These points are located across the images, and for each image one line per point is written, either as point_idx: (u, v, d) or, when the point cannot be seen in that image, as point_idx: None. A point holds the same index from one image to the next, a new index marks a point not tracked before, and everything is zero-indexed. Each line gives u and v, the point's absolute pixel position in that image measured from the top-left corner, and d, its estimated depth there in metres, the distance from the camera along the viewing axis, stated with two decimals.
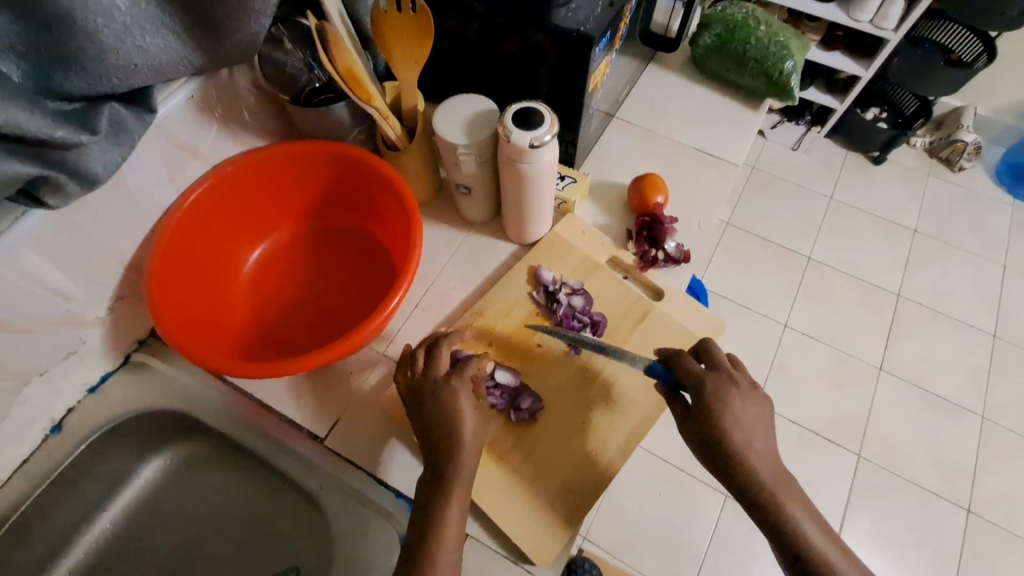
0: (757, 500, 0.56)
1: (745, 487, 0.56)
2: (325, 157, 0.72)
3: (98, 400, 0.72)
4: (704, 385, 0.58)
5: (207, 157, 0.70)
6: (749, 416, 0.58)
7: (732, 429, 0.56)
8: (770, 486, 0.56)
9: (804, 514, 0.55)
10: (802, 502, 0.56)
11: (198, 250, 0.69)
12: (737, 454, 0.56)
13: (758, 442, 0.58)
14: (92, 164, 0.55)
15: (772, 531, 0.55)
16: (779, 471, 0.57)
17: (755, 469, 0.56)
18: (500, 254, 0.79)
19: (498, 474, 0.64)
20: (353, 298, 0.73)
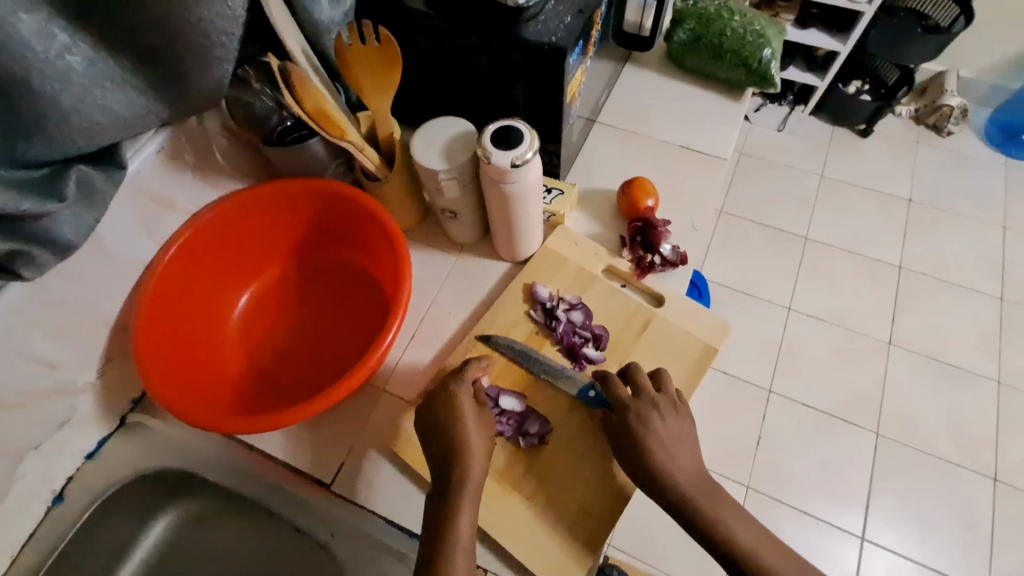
0: (684, 511, 0.58)
1: (669, 499, 0.58)
2: (304, 194, 0.70)
3: (98, 465, 0.69)
4: (624, 401, 0.62)
5: (184, 207, 0.68)
6: (668, 429, 0.60)
7: (654, 441, 0.59)
8: (694, 497, 0.57)
9: (733, 522, 0.57)
10: (734, 511, 0.57)
11: (184, 304, 0.67)
12: (654, 469, 0.58)
13: (681, 453, 0.60)
14: (65, 230, 0.53)
15: (705, 541, 0.57)
16: (703, 481, 0.59)
17: (676, 481, 0.58)
18: (493, 274, 0.77)
19: (514, 505, 0.62)
20: (347, 334, 0.71)
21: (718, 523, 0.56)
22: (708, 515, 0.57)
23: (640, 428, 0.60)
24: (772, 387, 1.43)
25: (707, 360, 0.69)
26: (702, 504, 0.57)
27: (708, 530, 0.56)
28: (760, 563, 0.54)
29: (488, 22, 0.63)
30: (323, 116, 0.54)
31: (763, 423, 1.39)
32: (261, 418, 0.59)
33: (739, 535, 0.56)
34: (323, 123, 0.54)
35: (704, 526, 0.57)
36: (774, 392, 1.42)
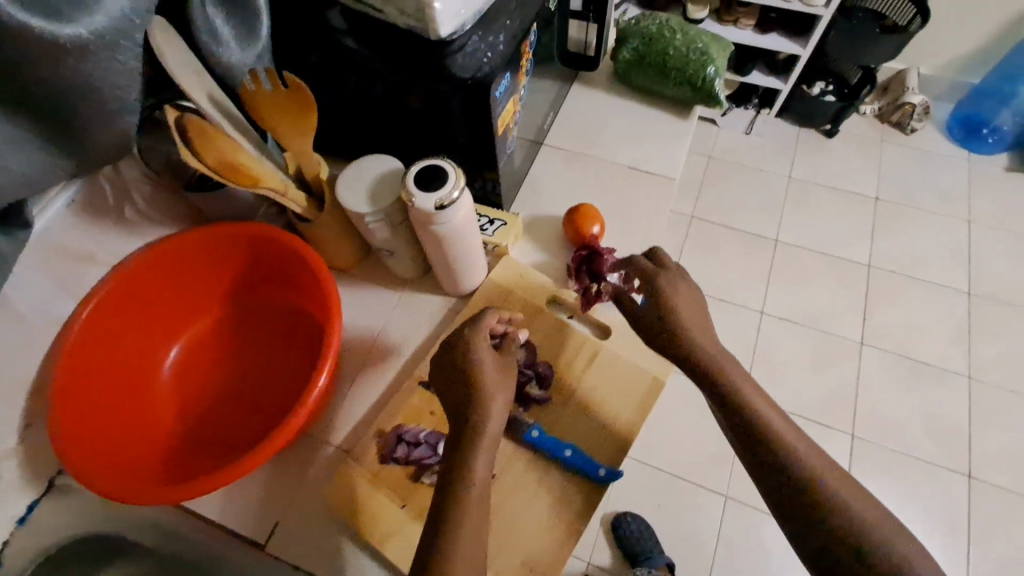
0: (724, 409, 0.55)
1: (718, 397, 0.56)
2: (228, 238, 0.67)
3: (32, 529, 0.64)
4: (654, 297, 0.59)
5: (105, 259, 0.65)
6: (705, 330, 0.58)
7: (694, 340, 0.57)
8: (744, 394, 0.55)
9: (775, 419, 0.54)
10: (774, 412, 0.54)
11: (106, 365, 0.63)
12: (697, 363, 0.57)
13: (715, 350, 0.57)
14: None
15: (743, 444, 0.54)
16: (755, 385, 0.56)
17: (720, 380, 0.55)
18: (438, 310, 0.75)
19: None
20: (285, 378, 0.68)
21: (762, 429, 0.53)
22: (755, 417, 0.54)
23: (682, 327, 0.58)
24: None
25: (654, 396, 0.67)
26: (747, 406, 0.54)
27: (754, 432, 0.53)
28: (800, 460, 0.52)
29: (410, 57, 0.61)
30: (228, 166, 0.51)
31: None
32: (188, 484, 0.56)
33: (788, 434, 0.53)
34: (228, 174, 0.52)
35: (744, 429, 0.54)
36: None
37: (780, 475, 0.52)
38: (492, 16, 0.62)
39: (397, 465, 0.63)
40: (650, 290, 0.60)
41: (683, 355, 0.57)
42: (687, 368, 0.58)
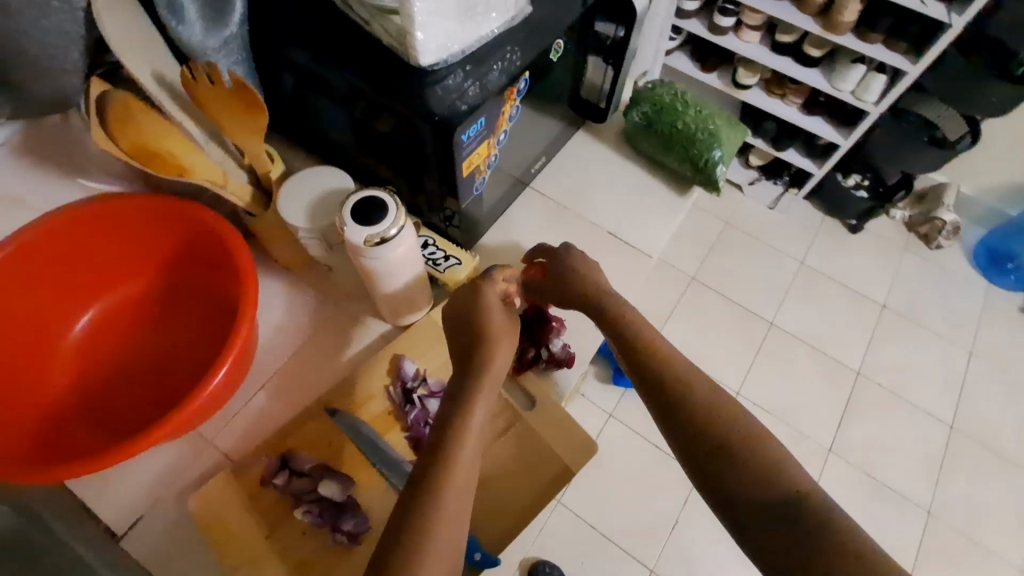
0: (659, 399, 0.53)
1: (659, 384, 0.54)
2: (164, 213, 0.64)
3: None
4: (600, 292, 0.63)
5: (35, 204, 0.63)
6: (651, 327, 0.59)
7: (640, 334, 0.58)
8: (688, 378, 0.53)
9: (716, 397, 0.52)
10: (710, 389, 0.52)
11: (10, 319, 0.60)
12: (641, 358, 0.56)
13: (666, 348, 0.56)
14: None
15: (679, 429, 0.51)
16: (698, 372, 0.54)
17: (666, 369, 0.54)
18: (368, 334, 0.70)
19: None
20: (194, 367, 0.66)
21: (706, 413, 0.51)
22: (697, 396, 0.52)
23: (635, 324, 0.59)
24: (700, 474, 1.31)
25: (558, 486, 0.63)
26: (687, 388, 0.52)
27: (690, 412, 0.51)
28: (684, 378, 0.53)
29: (380, 75, 0.58)
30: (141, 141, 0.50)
31: (684, 506, 1.27)
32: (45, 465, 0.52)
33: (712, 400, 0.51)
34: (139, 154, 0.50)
35: (685, 418, 0.51)
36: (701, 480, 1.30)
37: (719, 448, 0.49)
38: (477, 53, 0.60)
39: (274, 491, 0.60)
40: (595, 285, 0.64)
41: (632, 350, 0.57)
42: (630, 365, 0.57)
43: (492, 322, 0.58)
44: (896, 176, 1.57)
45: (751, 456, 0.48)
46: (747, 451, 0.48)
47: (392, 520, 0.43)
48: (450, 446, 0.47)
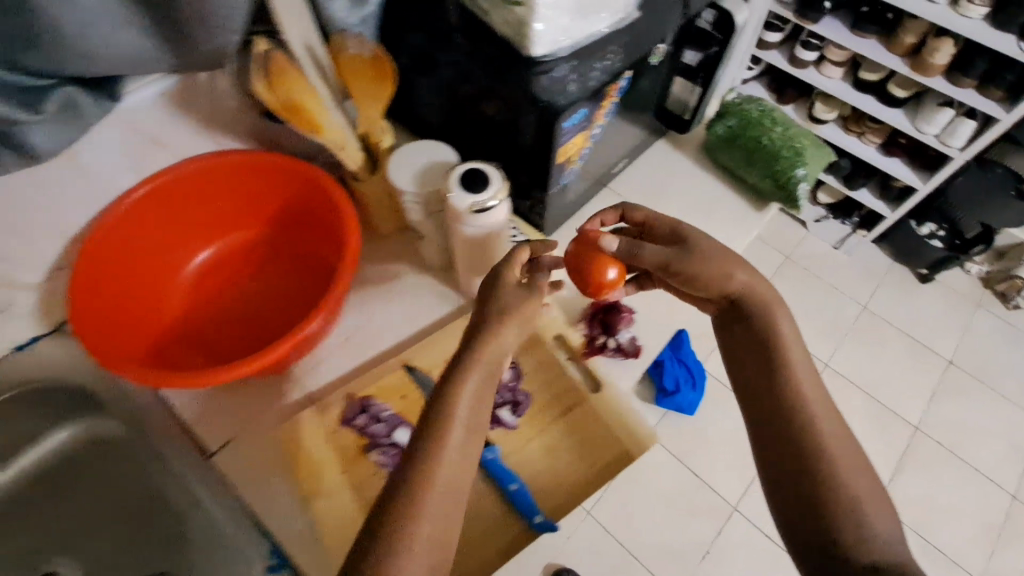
0: (756, 402, 0.52)
1: (764, 383, 0.52)
2: (283, 171, 0.71)
3: (27, 359, 0.71)
4: (684, 266, 0.55)
5: (174, 151, 0.70)
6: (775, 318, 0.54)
7: (760, 320, 0.54)
8: (799, 389, 0.51)
9: (831, 427, 0.49)
10: (822, 409, 0.50)
11: (142, 246, 0.68)
12: (756, 343, 0.54)
13: (786, 346, 0.53)
14: (36, 140, 0.55)
15: (769, 434, 0.50)
16: (818, 385, 0.51)
17: (780, 366, 0.52)
18: (446, 305, 0.75)
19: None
20: (287, 315, 0.71)
21: (800, 433, 0.49)
22: (805, 411, 0.50)
23: (756, 305, 0.55)
24: (737, 503, 1.29)
25: (619, 467, 0.65)
26: (799, 402, 0.50)
27: (794, 435, 0.49)
28: (779, 349, 0.53)
29: (493, 62, 0.62)
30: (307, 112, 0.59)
31: (717, 534, 1.25)
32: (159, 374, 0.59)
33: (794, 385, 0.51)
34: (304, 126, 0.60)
35: (780, 429, 0.50)
36: (737, 508, 1.28)
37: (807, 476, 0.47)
38: (587, 49, 0.63)
39: (352, 431, 0.65)
40: (689, 260, 0.55)
41: (741, 338, 0.55)
42: (734, 351, 0.56)
43: (510, 300, 0.50)
44: (976, 230, 1.48)
45: (847, 502, 0.45)
46: (840, 484, 0.46)
47: (388, 487, 0.42)
48: (444, 412, 0.45)
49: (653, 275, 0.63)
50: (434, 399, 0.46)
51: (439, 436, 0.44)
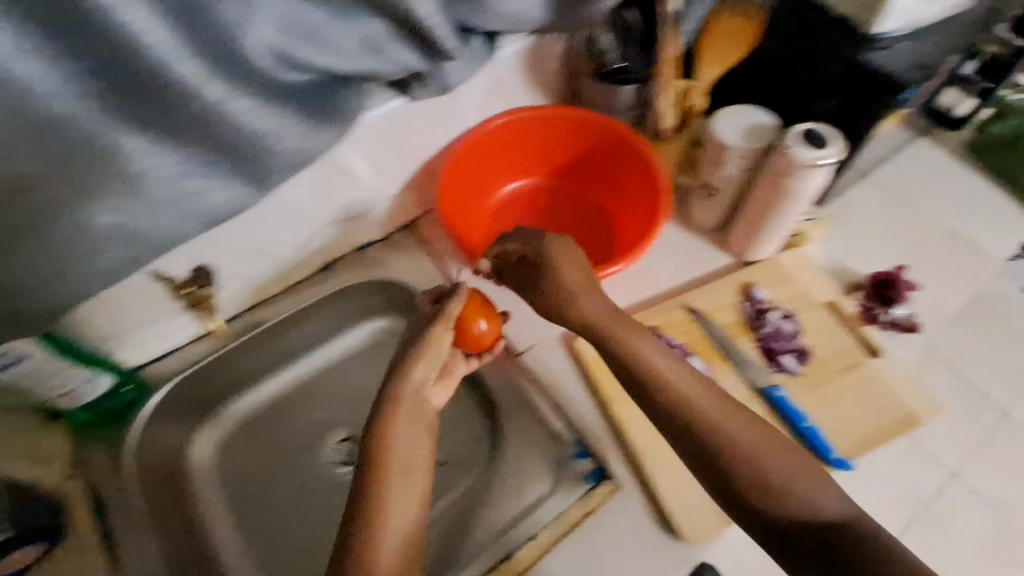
0: (721, 461, 0.57)
1: (737, 483, 0.56)
2: (601, 133, 0.81)
3: (362, 258, 0.87)
4: (546, 279, 0.66)
5: (506, 101, 0.82)
6: (715, 422, 0.58)
7: (699, 411, 0.59)
8: (802, 506, 0.54)
9: (844, 507, 0.54)
10: (845, 503, 0.55)
11: (478, 169, 0.83)
12: (698, 429, 0.58)
13: (733, 423, 0.59)
14: (453, 75, 0.69)
15: (817, 544, 0.53)
16: (782, 452, 0.57)
17: (741, 462, 0.57)
18: (716, 263, 0.82)
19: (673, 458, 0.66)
20: (572, 250, 0.83)
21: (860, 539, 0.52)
22: (848, 527, 0.53)
23: (659, 397, 0.60)
24: None
25: (904, 428, 0.69)
26: (845, 520, 0.53)
27: (849, 531, 0.52)
28: (712, 427, 0.58)
29: (833, 44, 0.67)
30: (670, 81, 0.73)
31: None
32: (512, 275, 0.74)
33: (744, 451, 0.57)
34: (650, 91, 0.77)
35: (850, 539, 0.52)
36: None
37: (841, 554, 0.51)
38: (927, 33, 0.65)
39: None
40: (547, 278, 0.66)
41: (729, 438, 0.58)
42: (732, 445, 0.57)
43: (421, 347, 0.63)
44: None
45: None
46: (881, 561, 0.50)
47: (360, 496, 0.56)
48: (381, 456, 0.57)
49: (546, 249, 0.67)
50: (372, 419, 0.59)
51: (382, 473, 0.56)
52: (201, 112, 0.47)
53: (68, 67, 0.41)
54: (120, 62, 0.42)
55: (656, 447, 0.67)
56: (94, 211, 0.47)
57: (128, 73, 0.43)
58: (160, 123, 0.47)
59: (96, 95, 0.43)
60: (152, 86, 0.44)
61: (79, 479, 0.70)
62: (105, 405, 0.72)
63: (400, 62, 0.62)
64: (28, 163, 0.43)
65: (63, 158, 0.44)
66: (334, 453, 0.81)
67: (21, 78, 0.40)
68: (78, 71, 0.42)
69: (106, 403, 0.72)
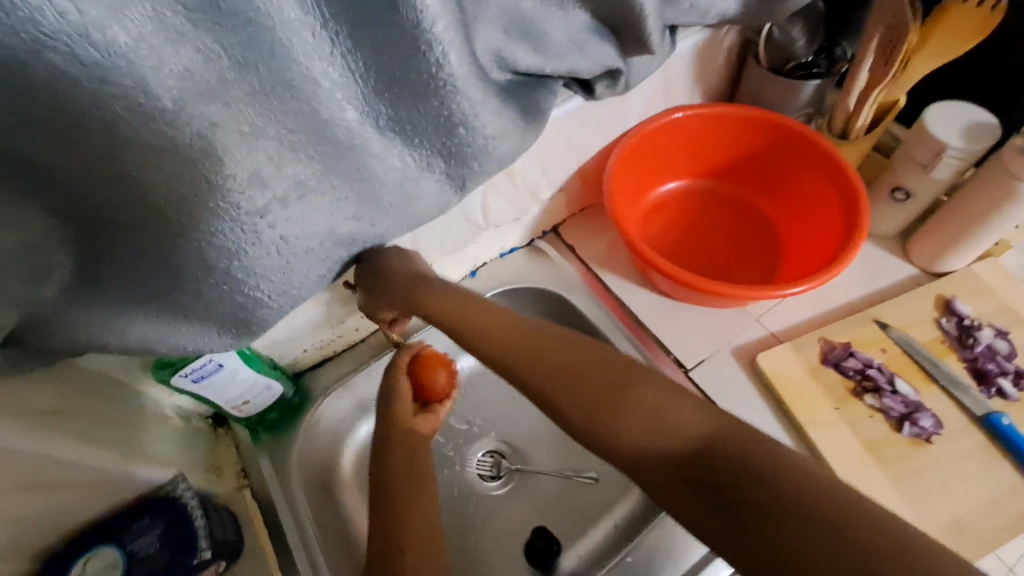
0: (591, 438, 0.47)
1: (584, 427, 0.47)
2: (779, 135, 0.74)
3: (507, 263, 0.84)
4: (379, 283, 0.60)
5: (668, 100, 0.78)
6: (599, 349, 0.50)
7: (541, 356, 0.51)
8: (622, 434, 0.44)
9: (700, 427, 0.42)
10: (712, 418, 0.42)
11: (640, 171, 0.78)
12: (555, 383, 0.49)
13: (562, 372, 0.49)
14: (635, 74, 0.65)
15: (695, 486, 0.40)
16: (665, 393, 0.45)
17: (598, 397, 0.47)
18: (897, 273, 0.76)
19: (889, 488, 0.60)
20: (739, 261, 0.77)
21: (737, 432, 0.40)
22: (725, 451, 0.40)
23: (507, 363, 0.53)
24: None
25: None
26: (712, 432, 0.41)
27: (724, 451, 0.40)
28: (481, 344, 0.56)
29: None
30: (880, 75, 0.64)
31: None
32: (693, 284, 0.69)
33: (497, 351, 0.54)
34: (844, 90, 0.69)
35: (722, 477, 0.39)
36: None
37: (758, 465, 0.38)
38: None
39: (842, 372, 0.67)
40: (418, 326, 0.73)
41: (594, 390, 0.47)
42: (581, 395, 0.48)
43: (396, 441, 0.62)
44: None
45: (784, 501, 0.36)
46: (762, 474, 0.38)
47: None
48: (388, 533, 0.57)
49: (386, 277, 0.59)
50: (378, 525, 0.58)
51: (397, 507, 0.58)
52: (455, 119, 0.44)
53: (354, 61, 0.38)
54: (408, 60, 0.38)
55: (865, 474, 0.61)
56: (336, 220, 0.43)
57: (412, 72, 0.39)
58: (411, 127, 0.44)
59: (366, 94, 0.40)
60: (429, 88, 0.40)
61: (247, 489, 0.68)
62: (269, 415, 0.70)
63: (595, 61, 0.58)
64: (305, 169, 0.38)
65: (330, 161, 0.40)
66: (481, 466, 0.80)
67: (315, 76, 0.36)
68: (360, 67, 0.39)
69: (270, 414, 0.70)
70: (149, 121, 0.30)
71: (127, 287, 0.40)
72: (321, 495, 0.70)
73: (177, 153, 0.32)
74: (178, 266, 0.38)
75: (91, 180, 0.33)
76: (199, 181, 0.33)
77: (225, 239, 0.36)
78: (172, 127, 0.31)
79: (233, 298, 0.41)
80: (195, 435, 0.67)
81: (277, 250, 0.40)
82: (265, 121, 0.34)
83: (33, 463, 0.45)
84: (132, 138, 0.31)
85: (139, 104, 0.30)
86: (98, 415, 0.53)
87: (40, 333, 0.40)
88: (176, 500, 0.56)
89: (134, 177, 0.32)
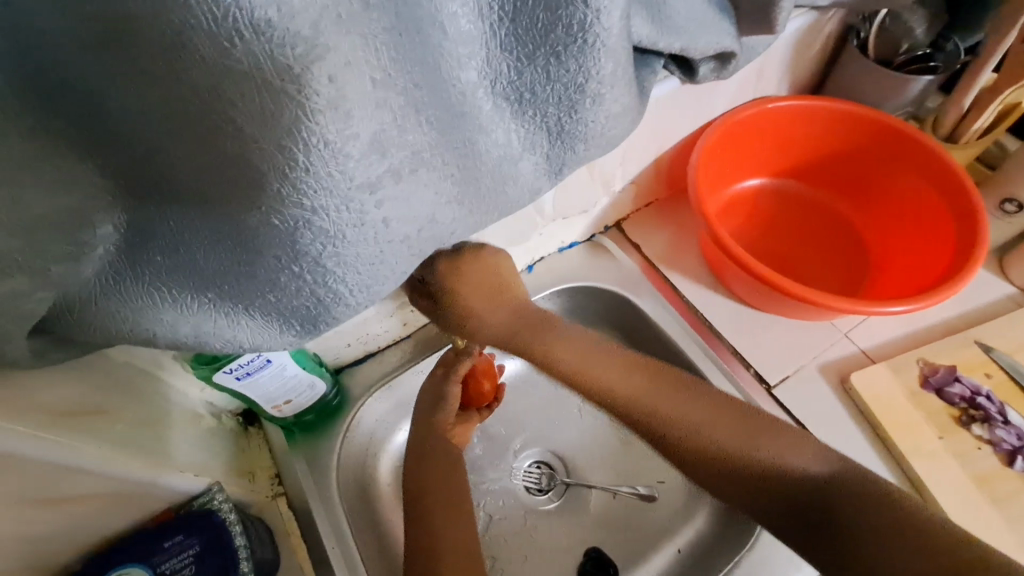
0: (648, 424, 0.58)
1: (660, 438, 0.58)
2: (880, 133, 0.67)
3: (563, 259, 0.76)
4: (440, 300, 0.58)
5: (757, 88, 0.71)
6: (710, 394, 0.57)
7: (641, 398, 0.58)
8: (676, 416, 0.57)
9: (821, 470, 0.52)
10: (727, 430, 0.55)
11: (723, 160, 0.70)
12: (599, 379, 0.60)
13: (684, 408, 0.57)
14: (742, 58, 0.57)
15: (796, 511, 0.52)
16: (702, 411, 0.56)
17: (743, 466, 0.54)
18: (998, 293, 0.69)
19: (999, 528, 0.55)
20: (825, 269, 0.70)
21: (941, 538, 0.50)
22: (841, 508, 0.50)
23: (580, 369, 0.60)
24: None
25: None
26: (830, 478, 0.52)
27: (837, 505, 0.51)
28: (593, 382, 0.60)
29: None
30: (1013, 73, 0.59)
31: None
32: (790, 295, 0.61)
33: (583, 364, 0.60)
34: (960, 89, 0.64)
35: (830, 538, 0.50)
36: None
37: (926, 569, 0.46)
38: None
39: (945, 394, 0.61)
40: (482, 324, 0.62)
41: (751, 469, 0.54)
42: (721, 430, 0.56)
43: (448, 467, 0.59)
44: None
45: (743, 459, 0.54)
46: (867, 522, 0.49)
47: None
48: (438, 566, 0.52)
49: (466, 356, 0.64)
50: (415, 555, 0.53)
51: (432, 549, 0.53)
52: (587, 90, 0.36)
53: (489, 6, 0.31)
54: (556, 7, 0.32)
55: (972, 510, 0.56)
56: (438, 205, 0.35)
57: (556, 22, 0.32)
58: (530, 95, 0.36)
59: (492, 49, 0.33)
60: (570, 44, 0.34)
61: (283, 497, 0.62)
62: (306, 417, 0.62)
63: (711, 40, 0.50)
64: (420, 137, 0.31)
65: (445, 130, 0.33)
66: (527, 478, 0.71)
67: (442, 19, 0.29)
68: (494, 14, 0.32)
69: (305, 416, 0.62)
70: (274, 50, 0.23)
71: (185, 266, 0.31)
72: (358, 504, 0.63)
73: (299, 103, 0.24)
74: (259, 247, 0.30)
75: (179, 129, 0.26)
76: (312, 143, 0.26)
77: (327, 220, 0.29)
78: (300, 65, 0.24)
79: (309, 291, 0.33)
80: (224, 434, 0.60)
81: (374, 238, 0.32)
82: (397, 70, 0.28)
83: (55, 474, 0.38)
84: (250, 75, 0.23)
85: (267, 26, 0.22)
86: (129, 415, 0.46)
87: (74, 320, 0.32)
88: (213, 513, 0.49)
89: (239, 132, 0.25)
